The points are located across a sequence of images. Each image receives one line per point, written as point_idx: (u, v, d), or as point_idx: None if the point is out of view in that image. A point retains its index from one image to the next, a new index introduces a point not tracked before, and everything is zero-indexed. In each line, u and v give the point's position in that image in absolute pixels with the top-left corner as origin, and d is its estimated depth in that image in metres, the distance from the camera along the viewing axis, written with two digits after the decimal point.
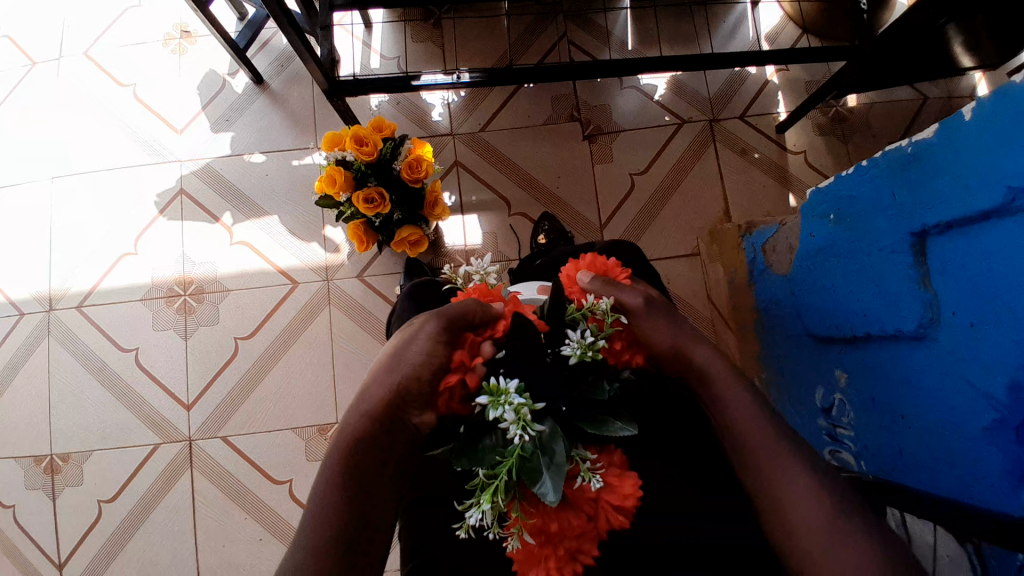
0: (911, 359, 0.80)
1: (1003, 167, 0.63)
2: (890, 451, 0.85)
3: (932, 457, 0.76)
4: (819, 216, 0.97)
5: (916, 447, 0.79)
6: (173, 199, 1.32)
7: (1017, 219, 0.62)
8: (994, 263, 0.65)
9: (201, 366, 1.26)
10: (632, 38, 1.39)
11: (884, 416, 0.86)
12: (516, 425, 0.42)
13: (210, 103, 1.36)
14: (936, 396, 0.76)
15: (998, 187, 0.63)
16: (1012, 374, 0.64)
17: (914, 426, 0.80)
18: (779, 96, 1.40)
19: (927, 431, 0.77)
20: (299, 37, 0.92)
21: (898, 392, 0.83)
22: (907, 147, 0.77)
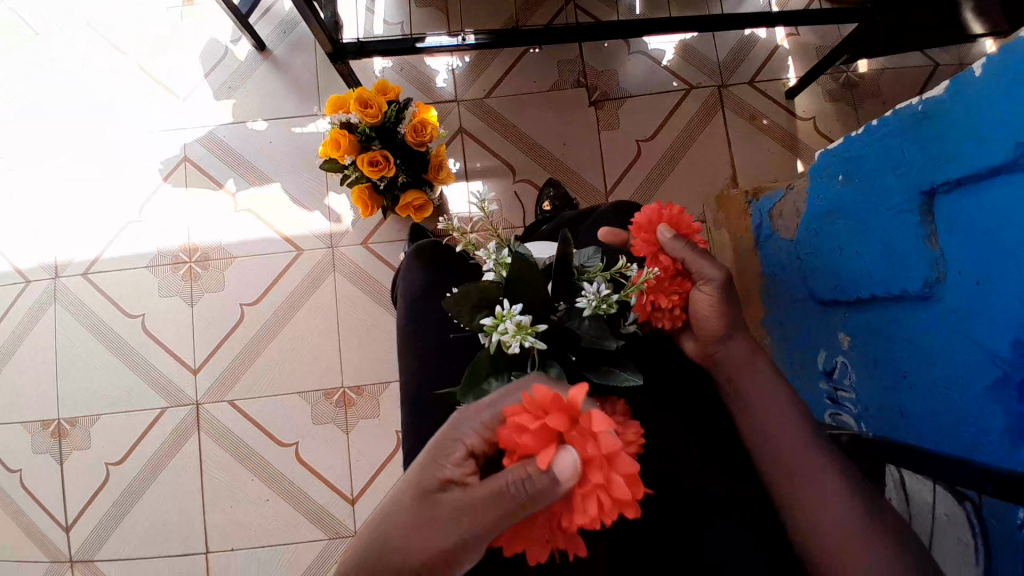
0: (915, 319, 0.80)
1: (1018, 120, 0.63)
2: (891, 414, 0.85)
3: (932, 418, 0.77)
4: (828, 177, 0.96)
5: (918, 406, 0.80)
6: (177, 166, 1.32)
7: None
8: (1003, 219, 0.65)
9: (207, 333, 1.26)
10: (639, 3, 1.37)
11: (887, 377, 0.86)
12: (516, 337, 0.44)
13: (212, 71, 1.34)
14: (938, 356, 0.76)
15: (1009, 141, 0.63)
16: (1017, 329, 0.64)
17: (917, 386, 0.80)
18: (789, 62, 1.38)
19: (929, 390, 0.77)
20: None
21: (901, 352, 0.83)
22: (919, 106, 0.77)
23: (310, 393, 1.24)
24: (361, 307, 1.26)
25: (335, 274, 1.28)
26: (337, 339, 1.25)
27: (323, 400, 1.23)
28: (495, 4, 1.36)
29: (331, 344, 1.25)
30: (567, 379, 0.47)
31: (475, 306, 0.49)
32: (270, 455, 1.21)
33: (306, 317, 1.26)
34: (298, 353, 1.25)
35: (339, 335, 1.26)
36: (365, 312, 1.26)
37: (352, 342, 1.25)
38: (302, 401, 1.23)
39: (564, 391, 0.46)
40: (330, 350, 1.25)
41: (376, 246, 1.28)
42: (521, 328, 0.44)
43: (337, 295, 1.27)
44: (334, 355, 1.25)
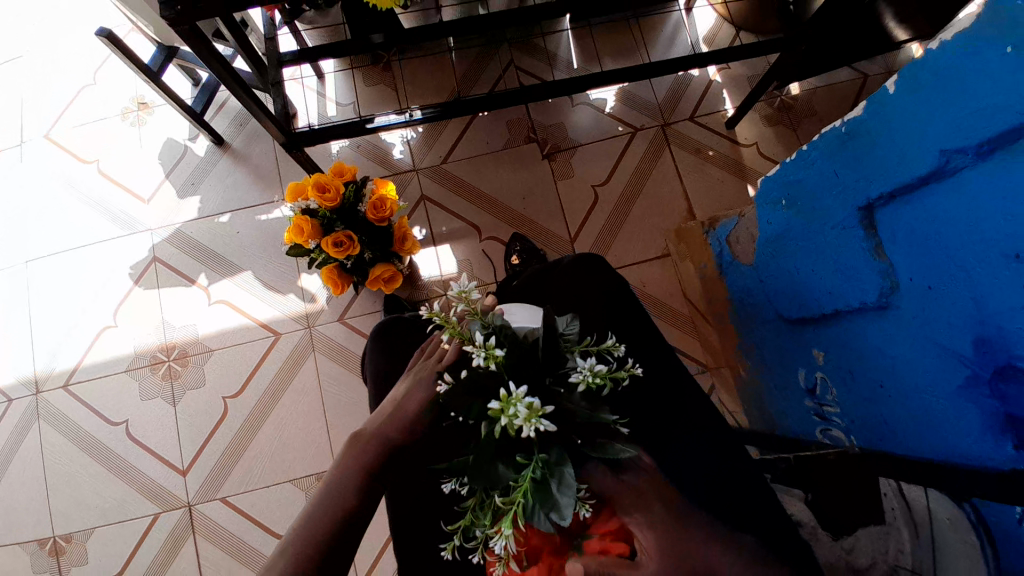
0: (880, 328, 0.82)
1: (935, 131, 0.66)
2: (876, 422, 0.87)
3: (914, 423, 0.78)
4: (773, 202, 1.00)
5: (898, 414, 0.81)
6: (147, 267, 1.33)
7: (954, 179, 0.65)
8: (942, 226, 0.68)
9: (193, 431, 1.25)
10: (577, 57, 1.44)
11: (863, 388, 0.88)
12: (529, 422, 0.41)
13: (173, 170, 1.38)
14: (907, 361, 0.78)
15: (931, 151, 0.67)
16: (976, 330, 0.66)
17: (895, 395, 0.81)
18: (725, 94, 1.45)
19: (906, 396, 0.79)
20: (250, 95, 0.95)
21: (874, 363, 0.85)
22: (841, 126, 0.81)
23: (303, 478, 1.23)
24: (344, 384, 1.27)
25: (315, 354, 1.28)
26: (324, 419, 1.25)
27: (316, 484, 1.22)
28: (441, 75, 1.42)
29: (318, 425, 1.25)
30: (568, 461, 0.44)
31: (467, 391, 0.48)
32: (269, 549, 1.19)
33: (291, 401, 1.26)
34: (286, 438, 1.25)
35: (325, 415, 1.26)
36: (348, 389, 1.27)
37: (339, 420, 1.25)
38: (295, 488, 1.22)
39: (567, 473, 0.44)
40: (318, 431, 1.25)
41: (352, 321, 1.30)
42: (533, 412, 0.41)
43: (319, 375, 1.27)
44: (322, 436, 1.25)
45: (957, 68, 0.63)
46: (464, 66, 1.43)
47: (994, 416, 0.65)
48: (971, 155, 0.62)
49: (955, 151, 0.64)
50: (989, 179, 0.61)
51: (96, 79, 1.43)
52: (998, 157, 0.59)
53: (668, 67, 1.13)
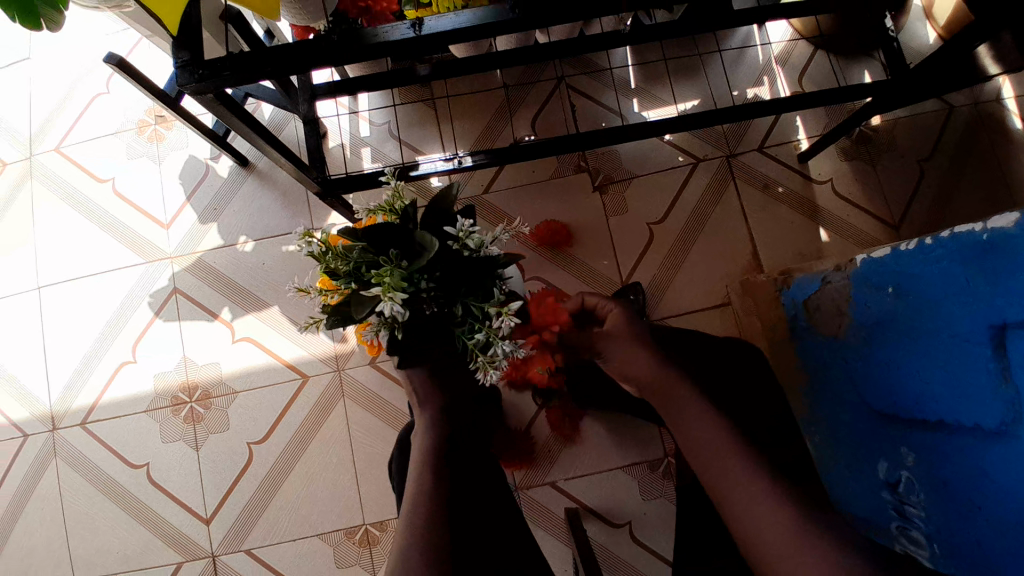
0: (988, 455, 0.70)
1: None
2: (964, 544, 0.74)
3: (1017, 563, 0.67)
4: (875, 287, 0.88)
5: (1006, 548, 0.68)
6: (166, 299, 1.25)
7: None
8: None
9: (216, 478, 1.19)
10: (635, 76, 1.30)
11: (955, 506, 0.76)
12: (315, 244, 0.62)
13: (194, 193, 1.28)
14: (1018, 497, 0.66)
15: None
16: None
17: (998, 521, 0.70)
18: (798, 121, 1.30)
19: (1011, 533, 0.68)
20: (268, 139, 0.83)
21: (977, 480, 0.72)
22: (982, 233, 0.71)
23: (331, 533, 1.17)
24: (374, 432, 1.19)
25: (344, 399, 1.20)
26: (354, 470, 1.18)
27: (345, 539, 1.16)
28: (486, 92, 1.29)
29: (348, 476, 1.18)
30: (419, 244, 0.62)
31: (349, 272, 0.63)
32: None
33: (319, 449, 1.19)
34: (314, 490, 1.18)
35: (355, 466, 1.19)
36: (380, 438, 1.19)
37: (369, 472, 1.18)
38: (323, 542, 1.16)
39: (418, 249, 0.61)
40: (348, 483, 1.18)
41: (385, 364, 1.21)
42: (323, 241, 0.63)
43: (349, 423, 1.20)
44: (352, 488, 1.18)
45: None
46: (510, 85, 1.29)
47: None
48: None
49: None
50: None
51: (110, 88, 1.33)
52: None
53: (735, 115, 1.04)
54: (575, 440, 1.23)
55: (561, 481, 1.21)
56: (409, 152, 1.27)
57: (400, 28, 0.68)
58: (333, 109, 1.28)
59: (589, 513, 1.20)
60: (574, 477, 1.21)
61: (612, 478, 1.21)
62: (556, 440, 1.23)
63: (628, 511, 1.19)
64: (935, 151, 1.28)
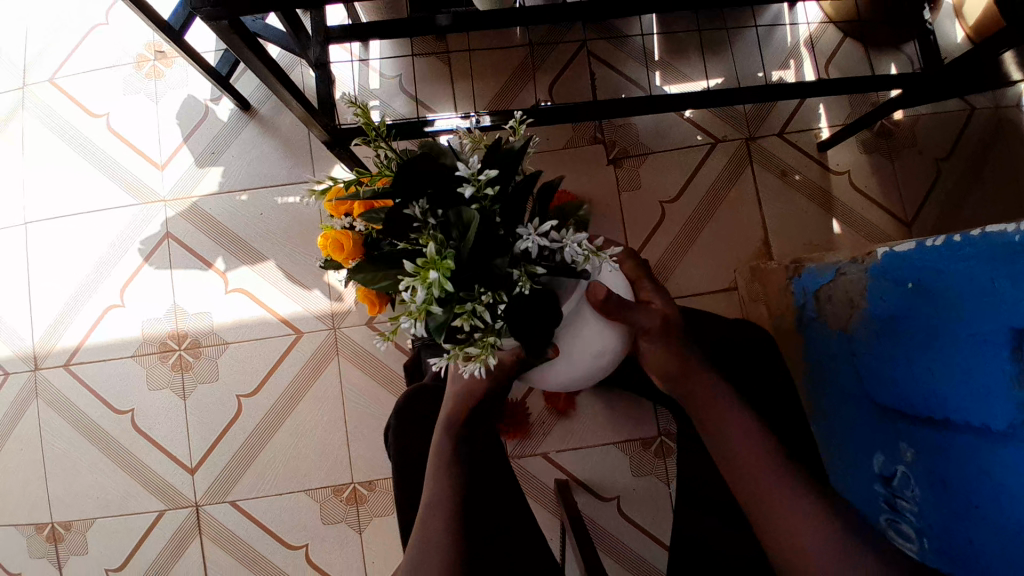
0: (992, 461, 0.70)
1: None
2: (959, 541, 0.76)
3: (1011, 566, 0.68)
4: (894, 280, 0.85)
5: (995, 550, 0.70)
6: (159, 243, 1.20)
7: None
8: None
9: (203, 428, 1.16)
10: (660, 47, 1.25)
11: (952, 504, 0.76)
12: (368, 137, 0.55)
13: (193, 135, 1.22)
14: (1018, 506, 0.66)
15: None
16: None
17: (992, 523, 0.70)
18: (821, 109, 1.27)
19: (1006, 539, 0.68)
20: (279, 76, 0.79)
21: (974, 483, 0.73)
22: (1012, 233, 0.66)
23: (318, 490, 1.15)
24: (368, 394, 1.17)
25: (339, 357, 1.18)
26: (345, 430, 1.16)
27: (332, 497, 1.15)
28: (505, 53, 1.24)
29: (338, 435, 1.16)
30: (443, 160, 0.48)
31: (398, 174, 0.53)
32: (277, 559, 1.14)
33: (311, 406, 1.17)
34: (304, 446, 1.16)
35: (346, 426, 1.17)
36: (372, 399, 1.17)
37: (360, 433, 1.16)
38: (309, 499, 1.15)
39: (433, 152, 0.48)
40: (337, 442, 1.16)
41: (382, 326, 1.18)
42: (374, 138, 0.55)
43: (342, 382, 1.17)
44: (341, 448, 1.16)
45: None
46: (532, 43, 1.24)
47: None
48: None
49: None
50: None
51: (107, 17, 1.25)
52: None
53: (754, 94, 1.01)
54: (570, 414, 1.21)
55: (552, 454, 1.21)
56: (421, 109, 1.22)
57: None
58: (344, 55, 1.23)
59: (578, 487, 1.20)
60: (566, 451, 1.21)
61: (604, 454, 1.20)
62: (552, 413, 1.22)
63: (618, 488, 1.19)
64: (953, 151, 1.26)
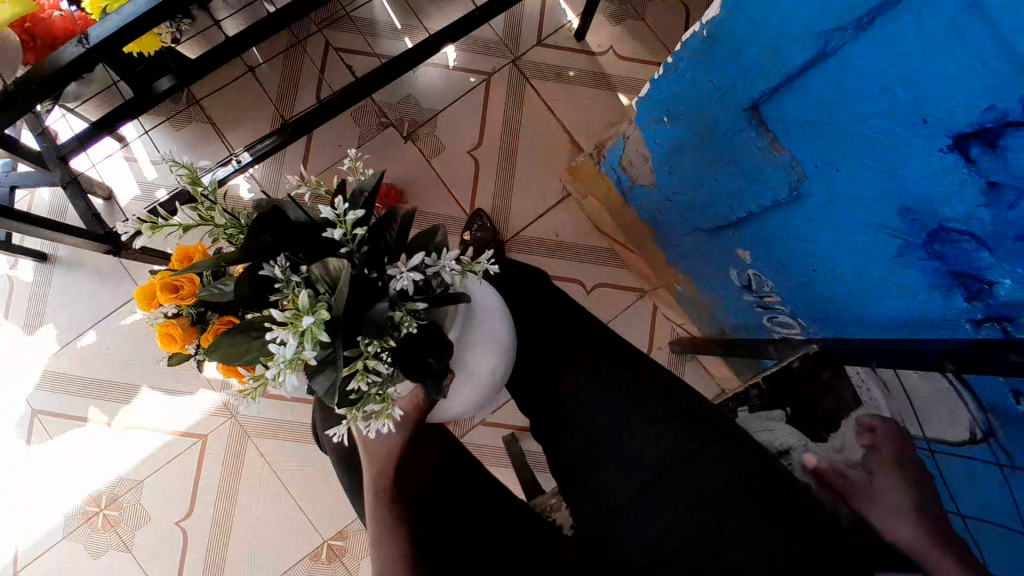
0: (798, 222, 0.77)
1: (806, 10, 0.59)
2: (823, 301, 0.83)
3: (862, 297, 0.75)
4: (652, 121, 0.92)
5: (843, 292, 0.78)
6: (30, 424, 1.17)
7: (840, 59, 0.59)
8: (843, 109, 0.62)
9: (160, 568, 1.15)
10: (396, 17, 1.27)
11: (801, 275, 0.83)
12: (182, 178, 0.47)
13: (8, 307, 1.19)
14: (837, 248, 0.73)
15: (808, 35, 0.60)
16: (900, 202, 0.61)
17: (830, 274, 0.78)
18: (563, 5, 1.33)
19: (846, 278, 0.75)
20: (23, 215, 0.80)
21: (802, 251, 0.79)
22: (701, 31, 0.73)
23: (296, 565, 1.15)
24: (295, 456, 1.18)
25: (251, 439, 1.17)
26: (292, 499, 1.17)
27: (312, 564, 1.15)
28: (255, 90, 1.24)
29: (289, 507, 1.16)
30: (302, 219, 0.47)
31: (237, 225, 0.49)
32: None
33: (250, 494, 1.17)
34: (262, 532, 1.16)
35: (292, 495, 1.17)
36: (302, 458, 1.18)
37: (306, 493, 1.17)
38: None
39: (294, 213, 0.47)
40: (292, 513, 1.16)
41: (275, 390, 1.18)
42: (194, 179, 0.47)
43: (266, 459, 1.17)
44: (297, 517, 1.16)
45: None
46: (264, 63, 1.24)
47: (945, 273, 0.61)
48: (850, 30, 0.56)
49: (833, 29, 0.57)
50: (878, 49, 0.55)
51: None
52: (883, 20, 0.53)
53: (482, 16, 1.07)
54: None
55: (488, 417, 1.24)
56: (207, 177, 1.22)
57: (68, 45, 0.59)
58: (86, 161, 1.18)
59: (525, 434, 1.24)
60: (499, 409, 1.24)
61: None
62: None
63: None
64: None
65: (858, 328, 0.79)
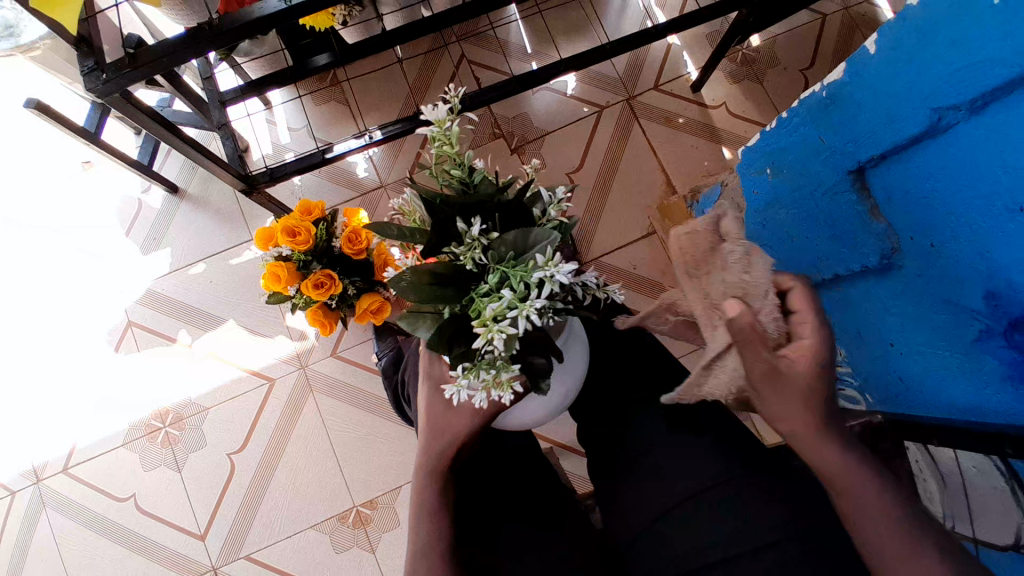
0: (883, 291, 0.78)
1: (926, 87, 0.62)
2: (891, 379, 0.82)
3: (932, 378, 0.74)
4: (757, 171, 0.96)
5: (914, 370, 0.77)
6: (123, 333, 1.29)
7: (950, 136, 0.61)
8: (943, 184, 0.63)
9: (203, 493, 1.22)
10: (529, 41, 1.38)
11: (875, 348, 0.83)
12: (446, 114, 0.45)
13: (131, 228, 1.32)
14: (916, 324, 0.74)
15: (922, 110, 0.63)
16: (985, 284, 0.61)
17: (905, 351, 0.77)
18: (686, 56, 1.40)
19: (919, 356, 0.75)
20: (173, 131, 0.87)
21: (882, 322, 0.80)
22: (822, 92, 0.78)
23: (325, 522, 1.20)
24: (348, 419, 1.24)
25: (314, 394, 1.25)
26: (336, 458, 1.22)
27: (340, 525, 1.19)
28: (391, 82, 1.36)
29: (331, 466, 1.22)
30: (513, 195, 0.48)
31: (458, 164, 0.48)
32: None
33: (299, 445, 1.23)
34: (302, 483, 1.22)
35: (336, 454, 1.23)
36: (353, 422, 1.24)
37: (350, 457, 1.22)
38: (319, 533, 1.19)
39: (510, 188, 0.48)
40: (332, 473, 1.22)
41: (346, 353, 1.26)
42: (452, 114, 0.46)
43: (322, 415, 1.24)
44: (336, 477, 1.22)
45: (947, 18, 0.58)
46: (405, 60, 1.36)
47: (1016, 365, 0.61)
48: (964, 110, 0.58)
49: (948, 107, 0.60)
50: (989, 133, 0.57)
51: (28, 148, 1.37)
52: (997, 105, 0.56)
53: (620, 48, 1.11)
54: None
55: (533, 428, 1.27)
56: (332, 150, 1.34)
57: (272, 1, 0.71)
58: (242, 110, 1.32)
59: (566, 452, 1.26)
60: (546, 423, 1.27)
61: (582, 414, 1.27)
62: None
63: None
64: (814, 60, 1.39)
65: (920, 412, 0.77)
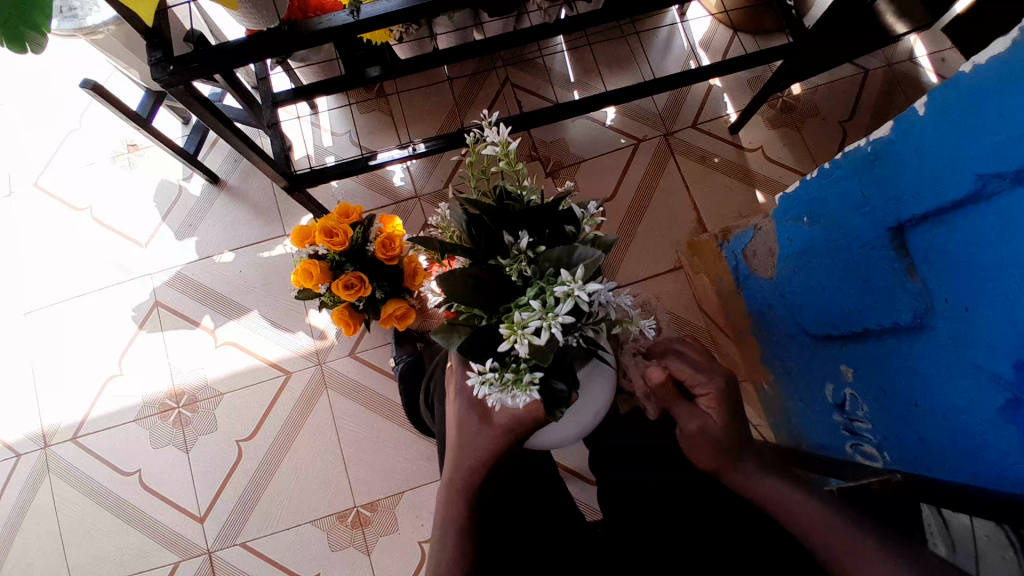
0: (912, 350, 0.76)
1: (972, 155, 0.62)
2: (909, 440, 0.79)
3: (949, 443, 0.71)
4: (794, 219, 0.97)
5: (932, 433, 0.74)
6: (149, 312, 1.31)
7: (991, 204, 0.61)
8: (979, 251, 0.63)
9: (207, 476, 1.23)
10: (573, 70, 1.41)
11: (896, 406, 0.80)
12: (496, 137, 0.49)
13: (170, 211, 1.36)
14: (942, 387, 0.72)
15: (966, 175, 0.63)
16: (1017, 354, 0.60)
17: (927, 413, 0.75)
18: (726, 98, 1.42)
19: (939, 420, 0.73)
20: (231, 129, 0.91)
21: (908, 381, 0.78)
22: (867, 147, 0.79)
23: (323, 519, 1.20)
24: (358, 419, 1.25)
25: (327, 392, 1.26)
26: (342, 457, 1.23)
27: (337, 523, 1.20)
28: (436, 96, 1.40)
29: (335, 464, 1.23)
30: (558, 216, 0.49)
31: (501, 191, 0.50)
32: None
33: (307, 439, 1.24)
34: (305, 478, 1.23)
35: (342, 453, 1.24)
36: (363, 423, 1.25)
37: (356, 456, 1.23)
38: (316, 529, 1.20)
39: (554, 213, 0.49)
40: (336, 470, 1.23)
41: (363, 354, 1.28)
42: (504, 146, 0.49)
43: (333, 412, 1.25)
44: (341, 475, 1.22)
45: (993, 91, 0.60)
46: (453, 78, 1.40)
47: None
48: (1007, 179, 0.59)
49: (990, 174, 0.60)
50: None
51: (80, 124, 1.41)
52: None
53: (664, 86, 1.12)
54: None
55: None
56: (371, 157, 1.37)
57: (339, 15, 0.73)
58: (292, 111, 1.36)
59: (569, 476, 1.26)
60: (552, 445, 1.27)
61: None
62: None
63: None
64: (855, 113, 1.40)
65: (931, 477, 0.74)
